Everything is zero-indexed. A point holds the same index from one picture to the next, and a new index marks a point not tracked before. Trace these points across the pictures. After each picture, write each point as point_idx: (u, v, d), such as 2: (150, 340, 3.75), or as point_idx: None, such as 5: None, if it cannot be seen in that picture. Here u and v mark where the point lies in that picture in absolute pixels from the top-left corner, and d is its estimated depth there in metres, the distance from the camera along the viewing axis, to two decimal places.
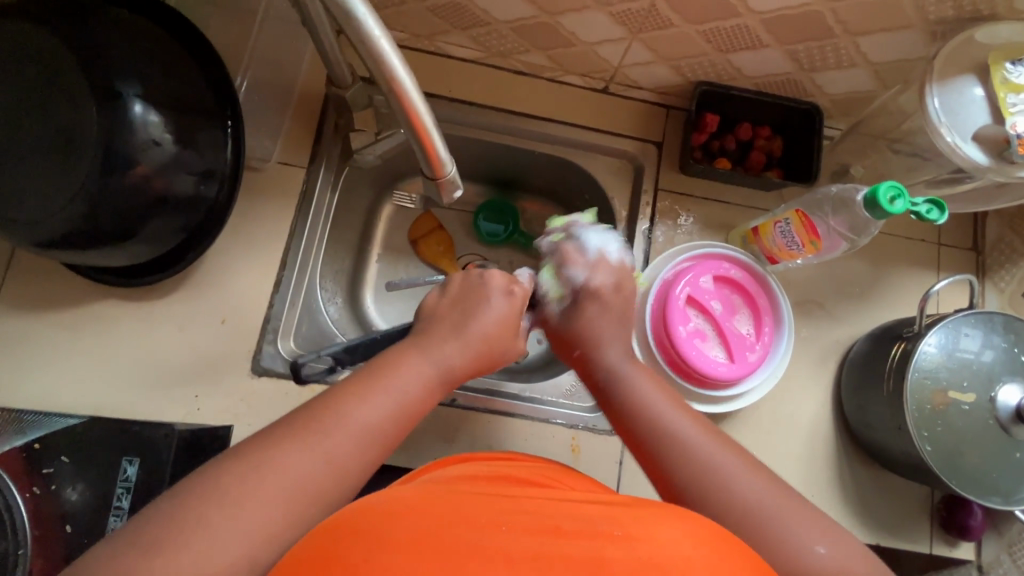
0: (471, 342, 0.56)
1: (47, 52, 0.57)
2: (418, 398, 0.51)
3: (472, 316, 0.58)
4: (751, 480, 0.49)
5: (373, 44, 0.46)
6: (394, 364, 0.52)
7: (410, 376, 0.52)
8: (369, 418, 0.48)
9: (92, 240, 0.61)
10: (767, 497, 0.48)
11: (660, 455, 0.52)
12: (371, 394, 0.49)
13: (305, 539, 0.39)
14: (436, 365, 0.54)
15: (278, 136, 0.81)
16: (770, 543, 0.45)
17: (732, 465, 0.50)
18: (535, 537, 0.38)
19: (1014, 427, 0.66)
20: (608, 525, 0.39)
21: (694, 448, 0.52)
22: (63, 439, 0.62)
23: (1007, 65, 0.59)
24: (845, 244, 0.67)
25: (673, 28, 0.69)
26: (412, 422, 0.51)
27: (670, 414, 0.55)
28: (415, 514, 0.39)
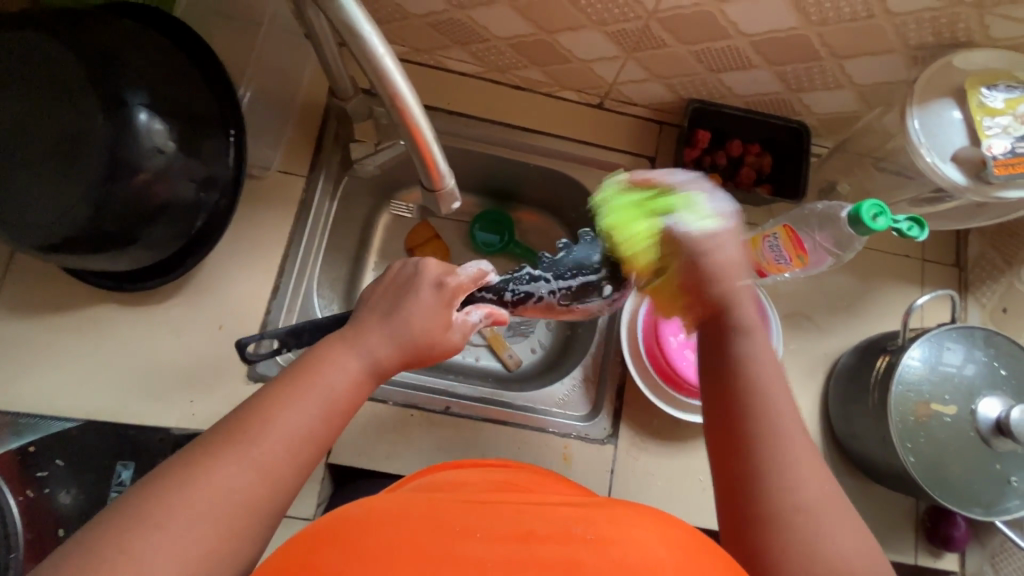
0: (399, 335, 0.53)
1: (54, 59, 0.58)
2: (348, 395, 0.50)
3: (401, 310, 0.54)
4: (824, 483, 0.46)
5: (378, 62, 0.47)
6: (322, 359, 0.50)
7: (335, 373, 0.50)
8: (297, 415, 0.46)
9: (92, 245, 0.62)
10: (823, 508, 0.45)
11: (745, 422, 0.49)
12: (308, 393, 0.48)
13: (289, 544, 0.40)
14: (363, 363, 0.52)
15: (279, 144, 0.82)
16: (817, 548, 0.43)
17: (800, 471, 0.46)
18: (506, 544, 0.38)
19: (994, 439, 0.68)
20: (581, 529, 0.40)
21: (784, 430, 0.48)
22: (59, 442, 0.63)
23: (982, 90, 0.61)
24: (830, 260, 0.70)
25: (666, 48, 0.72)
26: (345, 416, 0.50)
27: (770, 385, 0.50)
28: (390, 520, 0.40)
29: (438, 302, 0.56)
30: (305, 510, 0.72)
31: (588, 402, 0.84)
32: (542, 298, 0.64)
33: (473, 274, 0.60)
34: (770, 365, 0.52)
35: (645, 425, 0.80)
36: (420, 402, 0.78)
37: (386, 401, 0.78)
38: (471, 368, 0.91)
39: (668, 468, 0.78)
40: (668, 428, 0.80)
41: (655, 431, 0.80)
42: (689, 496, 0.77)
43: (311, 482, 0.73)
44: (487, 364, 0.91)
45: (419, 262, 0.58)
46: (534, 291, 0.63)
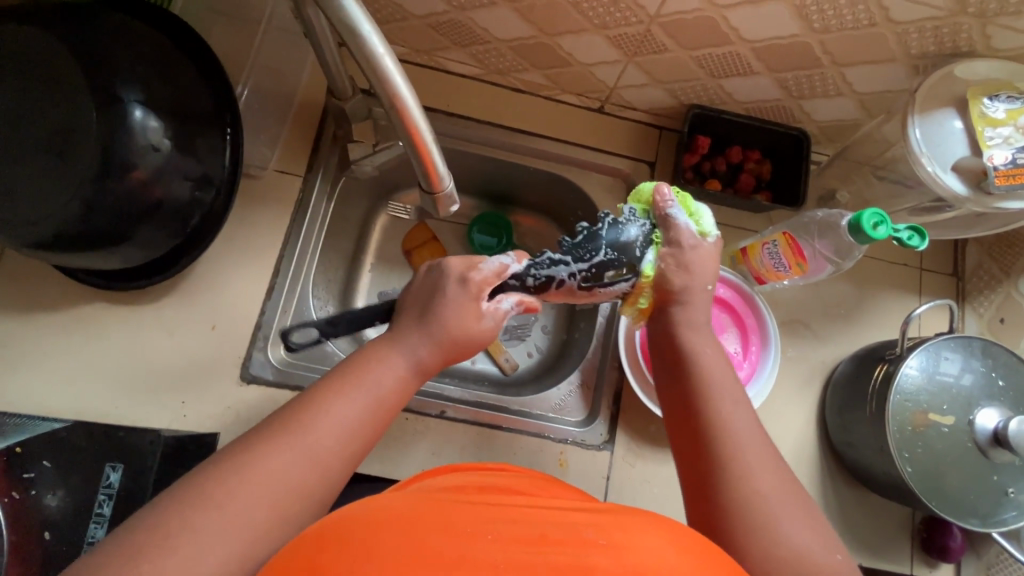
0: (437, 336, 0.53)
1: (48, 52, 0.57)
2: (392, 395, 0.51)
3: (438, 312, 0.53)
4: (774, 474, 0.49)
5: (377, 61, 0.47)
6: (371, 359, 0.51)
7: (384, 373, 0.50)
8: (351, 410, 0.48)
9: (85, 243, 0.61)
10: (764, 473, 0.48)
11: (701, 423, 0.52)
12: (355, 387, 0.49)
13: (291, 545, 0.39)
14: (407, 361, 0.52)
15: (276, 144, 0.81)
16: (771, 533, 0.45)
17: (742, 443, 0.50)
18: (519, 548, 0.38)
19: (992, 450, 0.67)
20: (594, 534, 0.39)
21: (727, 411, 0.52)
22: (46, 443, 0.61)
23: (984, 100, 0.61)
24: (830, 268, 0.68)
25: (667, 53, 0.71)
26: (388, 414, 0.50)
27: (725, 386, 0.54)
28: (398, 523, 0.39)
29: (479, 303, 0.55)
30: None
31: (584, 408, 0.83)
32: (563, 282, 0.57)
33: (495, 269, 0.56)
34: (721, 367, 0.56)
35: (642, 432, 0.79)
36: (414, 406, 0.77)
37: None
38: (467, 371, 0.90)
39: (664, 475, 0.78)
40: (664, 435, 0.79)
41: (651, 438, 0.79)
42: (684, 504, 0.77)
43: None
44: (482, 368, 0.91)
45: (439, 262, 0.56)
46: (551, 276, 0.57)
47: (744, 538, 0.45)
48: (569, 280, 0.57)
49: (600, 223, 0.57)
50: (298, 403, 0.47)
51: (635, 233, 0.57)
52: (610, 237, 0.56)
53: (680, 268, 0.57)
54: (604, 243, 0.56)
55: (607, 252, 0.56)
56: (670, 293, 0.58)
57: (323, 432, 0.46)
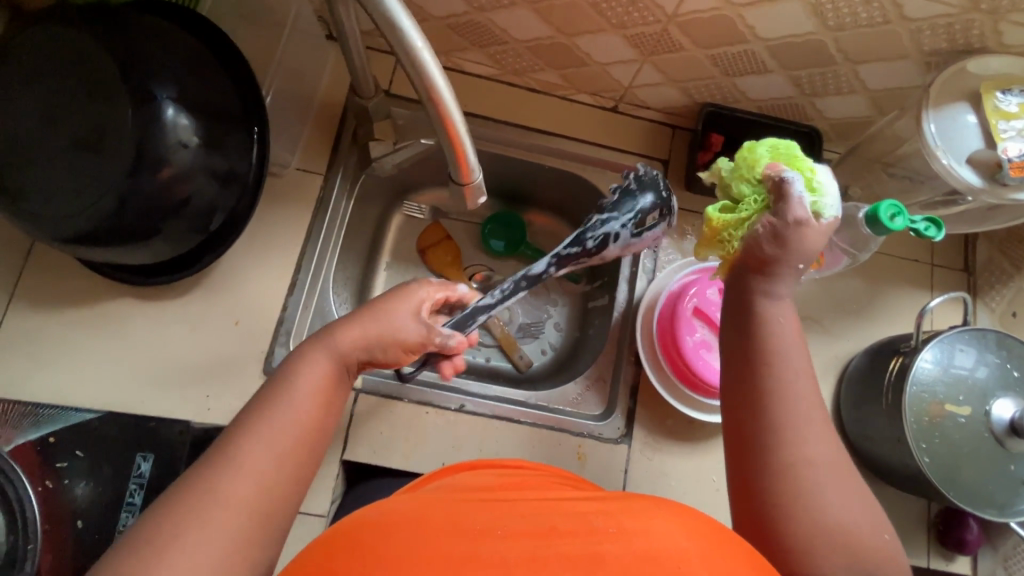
0: (369, 331, 0.53)
1: (85, 51, 0.59)
2: (320, 396, 0.50)
3: (364, 318, 0.54)
4: (829, 447, 0.48)
5: (415, 54, 0.48)
6: (294, 367, 0.50)
7: (307, 379, 0.50)
8: (280, 417, 0.47)
9: (115, 237, 0.62)
10: (826, 463, 0.48)
11: (764, 385, 0.50)
12: (278, 400, 0.48)
13: (301, 555, 0.40)
14: (334, 362, 0.51)
15: (297, 143, 0.83)
16: (822, 509, 0.46)
17: (807, 430, 0.48)
18: (527, 541, 0.39)
19: (1008, 440, 0.68)
20: (603, 522, 0.40)
21: (796, 393, 0.49)
22: (77, 435, 0.63)
23: (997, 94, 0.62)
24: (847, 260, 0.70)
25: (683, 52, 0.73)
26: (320, 414, 0.49)
27: (790, 349, 0.51)
28: (410, 523, 0.40)
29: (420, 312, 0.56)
30: (320, 507, 0.72)
31: (602, 402, 0.84)
32: (617, 236, 0.68)
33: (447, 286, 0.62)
34: (796, 335, 0.52)
35: (659, 426, 0.80)
36: (434, 399, 0.79)
37: (401, 398, 0.78)
38: (483, 368, 0.91)
39: (681, 468, 0.79)
40: (681, 429, 0.80)
41: (668, 432, 0.80)
42: (702, 497, 0.78)
43: (325, 479, 0.73)
44: (498, 365, 0.92)
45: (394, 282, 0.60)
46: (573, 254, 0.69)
47: (800, 527, 0.46)
48: (609, 239, 0.68)
49: (627, 179, 0.69)
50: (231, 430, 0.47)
51: (649, 199, 0.68)
52: (630, 202, 0.68)
53: (776, 239, 0.51)
54: (629, 206, 0.68)
55: (632, 211, 0.68)
56: (761, 258, 0.52)
57: (255, 449, 0.45)
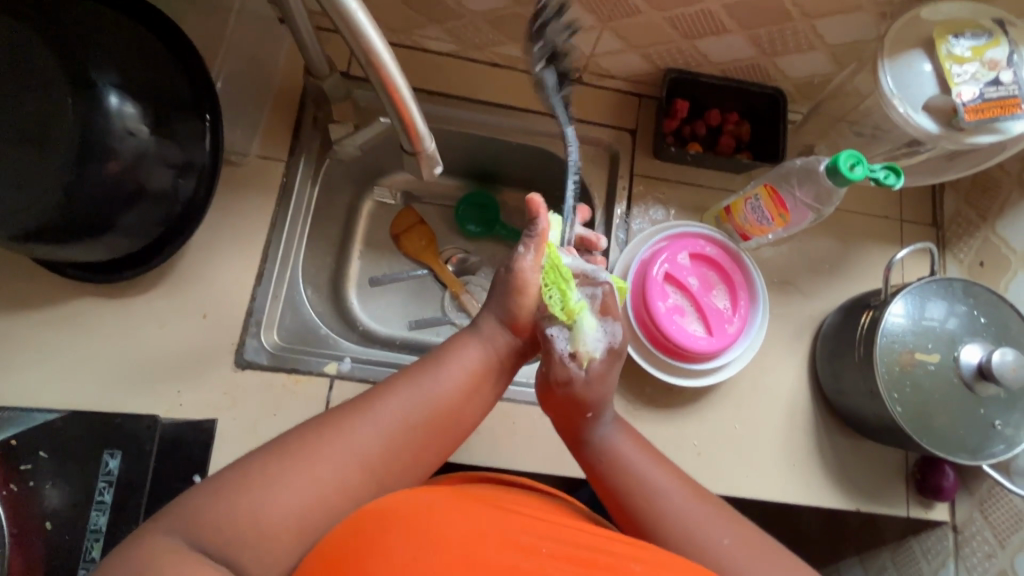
0: (509, 316, 0.57)
1: (16, 38, 0.56)
2: (470, 379, 0.54)
3: (500, 300, 0.57)
4: (710, 522, 0.51)
5: (350, 18, 0.46)
6: (443, 352, 0.55)
7: (458, 361, 0.54)
8: (428, 390, 0.51)
9: (66, 234, 0.61)
10: (750, 549, 0.49)
11: (643, 524, 0.52)
12: (426, 374, 0.52)
13: (349, 520, 0.41)
14: (485, 347, 0.56)
15: (256, 130, 0.81)
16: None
17: (710, 529, 0.50)
18: (573, 566, 0.41)
19: (977, 384, 0.69)
20: (639, 566, 0.42)
21: (672, 501, 0.52)
22: (43, 435, 0.63)
23: (949, 39, 0.62)
24: (812, 216, 0.70)
25: (641, 15, 0.72)
26: (469, 390, 0.54)
27: (644, 464, 0.55)
28: (459, 518, 0.42)
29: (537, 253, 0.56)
30: None
31: None
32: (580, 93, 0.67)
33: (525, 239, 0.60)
34: (643, 452, 0.56)
35: (638, 394, 0.78)
36: None
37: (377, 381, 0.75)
38: None
39: (665, 436, 0.77)
40: (660, 396, 0.79)
41: (647, 399, 0.78)
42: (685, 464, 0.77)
43: None
44: None
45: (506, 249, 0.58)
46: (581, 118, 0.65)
47: None
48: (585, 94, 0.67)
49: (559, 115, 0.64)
50: (377, 389, 0.51)
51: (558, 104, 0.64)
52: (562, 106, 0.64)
53: (598, 370, 0.58)
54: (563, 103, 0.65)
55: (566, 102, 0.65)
56: (585, 403, 0.58)
57: (394, 409, 0.49)
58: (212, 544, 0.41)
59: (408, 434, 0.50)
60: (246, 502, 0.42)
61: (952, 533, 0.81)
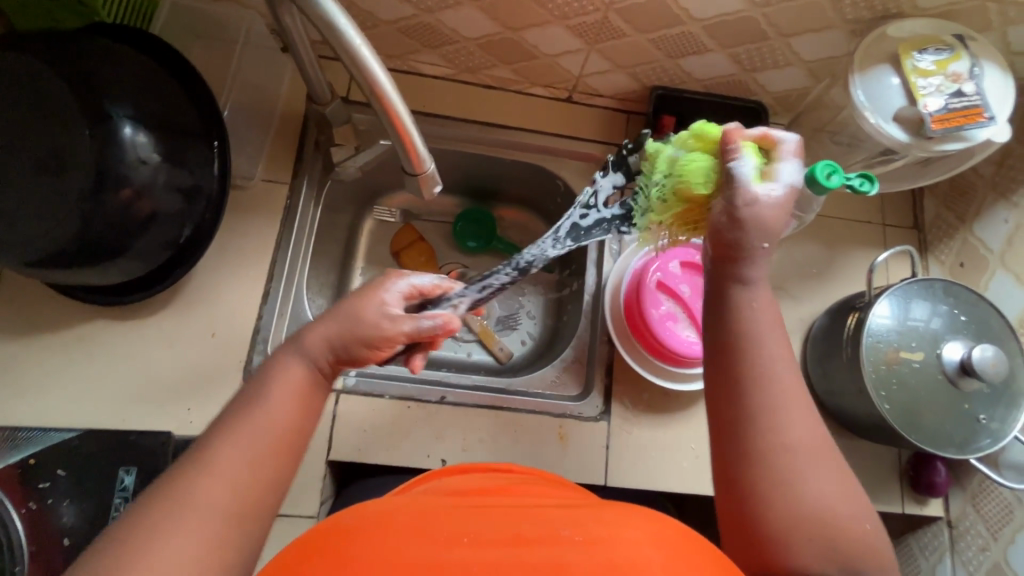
0: (341, 326, 0.52)
1: (33, 74, 0.59)
2: (291, 401, 0.50)
3: (332, 317, 0.53)
4: (801, 413, 0.50)
5: (355, 52, 0.50)
6: (268, 370, 0.52)
7: (278, 379, 0.51)
8: (256, 419, 0.48)
9: (83, 259, 0.63)
10: (817, 455, 0.49)
11: (745, 373, 0.51)
12: (259, 404, 0.49)
13: (292, 550, 0.42)
14: (310, 366, 0.52)
15: (261, 154, 0.84)
16: (800, 499, 0.47)
17: (795, 416, 0.49)
18: (496, 548, 0.40)
19: (961, 380, 0.71)
20: (570, 531, 0.41)
21: (778, 377, 0.51)
22: (59, 453, 0.64)
23: (914, 54, 0.66)
24: (795, 223, 0.73)
25: (625, 37, 0.76)
26: (299, 412, 0.50)
27: (773, 350, 0.52)
28: (382, 529, 0.42)
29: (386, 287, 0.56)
30: (309, 508, 0.73)
31: (578, 383, 0.86)
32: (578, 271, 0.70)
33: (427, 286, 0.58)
34: (775, 325, 0.53)
35: (636, 400, 0.82)
36: (415, 394, 0.79)
37: (382, 395, 0.79)
38: (465, 362, 0.94)
39: (661, 439, 0.81)
40: (657, 401, 0.82)
41: (646, 404, 0.82)
42: (682, 467, 0.80)
43: (312, 482, 0.74)
44: (478, 358, 0.95)
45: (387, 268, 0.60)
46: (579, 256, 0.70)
47: (785, 519, 0.47)
48: None
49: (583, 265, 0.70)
50: (219, 424, 0.48)
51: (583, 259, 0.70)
52: None
53: (732, 221, 0.52)
54: None
55: None
56: (728, 248, 0.53)
57: (228, 450, 0.46)
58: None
59: (255, 467, 0.46)
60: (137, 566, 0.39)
61: (947, 528, 0.83)
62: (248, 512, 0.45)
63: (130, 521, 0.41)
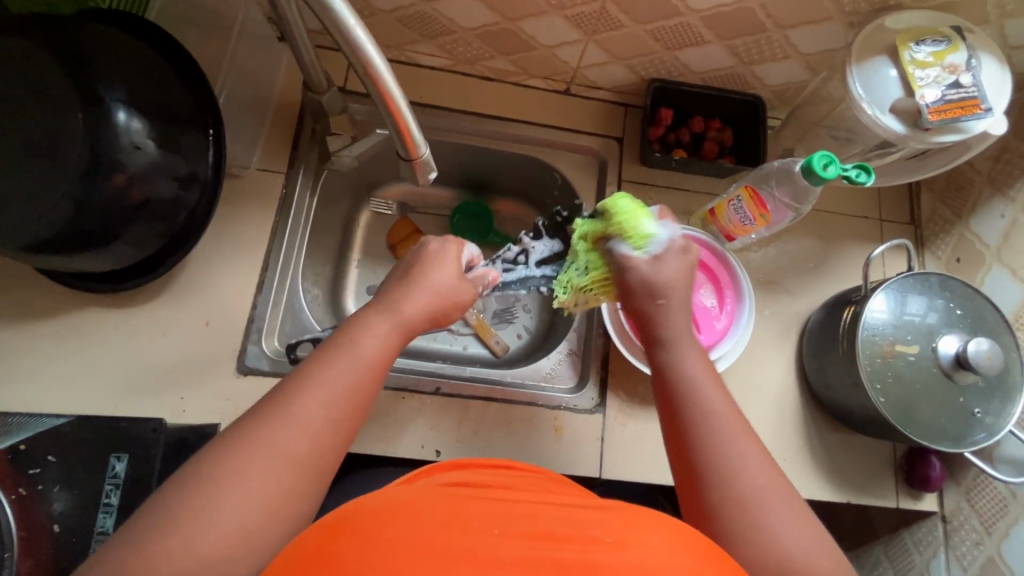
0: (427, 293, 0.59)
1: (26, 58, 0.59)
2: (378, 355, 0.54)
3: (410, 283, 0.59)
4: (751, 463, 0.50)
5: (350, 33, 0.49)
6: (354, 327, 0.55)
7: (368, 336, 0.54)
8: (342, 374, 0.51)
9: (75, 245, 0.63)
10: (773, 504, 0.48)
11: (689, 430, 0.54)
12: (341, 356, 0.52)
13: (309, 529, 0.41)
14: (394, 323, 0.56)
15: (257, 143, 0.84)
16: (757, 545, 0.46)
17: (742, 467, 0.50)
18: (528, 543, 0.40)
19: (956, 373, 0.71)
20: (600, 532, 0.41)
21: (721, 431, 0.52)
22: (50, 440, 0.62)
23: (912, 45, 0.66)
24: (791, 215, 0.73)
25: (623, 29, 0.76)
26: (378, 374, 0.53)
27: (710, 397, 0.55)
28: (408, 514, 0.41)
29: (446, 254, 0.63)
30: None
31: (575, 375, 0.86)
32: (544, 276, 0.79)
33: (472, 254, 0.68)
34: (710, 380, 0.56)
35: (631, 393, 0.82)
36: (410, 385, 0.79)
37: None
38: (460, 355, 0.94)
39: (656, 432, 0.80)
40: (652, 394, 0.82)
41: (641, 397, 0.82)
42: None
43: None
44: (474, 352, 0.95)
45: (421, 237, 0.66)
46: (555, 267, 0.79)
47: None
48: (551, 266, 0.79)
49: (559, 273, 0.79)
50: (286, 381, 0.50)
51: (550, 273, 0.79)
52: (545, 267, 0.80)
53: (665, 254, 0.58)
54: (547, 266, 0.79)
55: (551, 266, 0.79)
56: (642, 307, 0.59)
57: (308, 404, 0.48)
58: (204, 549, 0.40)
59: (329, 421, 0.49)
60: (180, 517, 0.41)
61: (941, 523, 0.83)
62: (302, 484, 0.46)
63: (184, 476, 0.43)
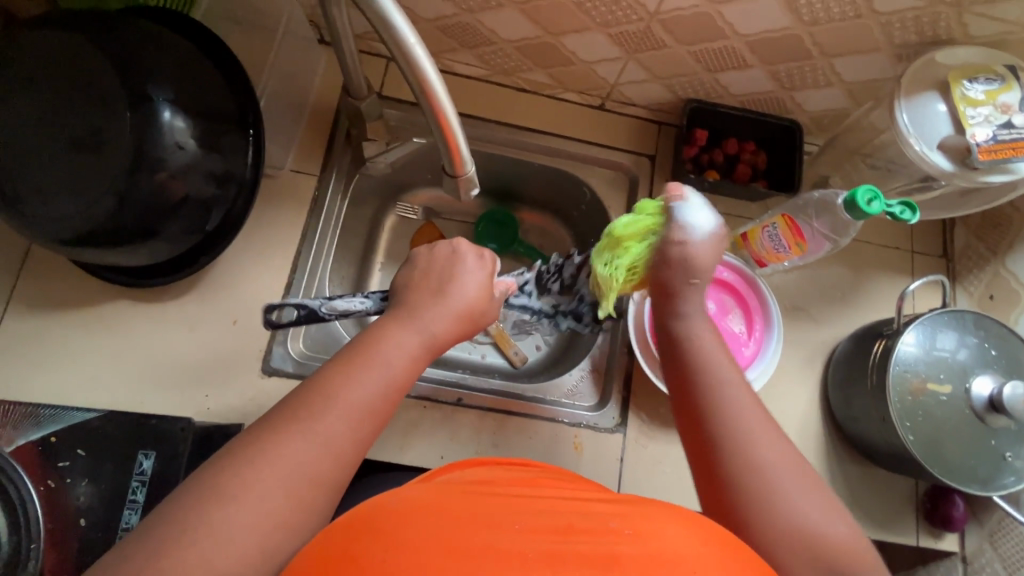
0: (457, 310, 0.58)
1: (80, 53, 0.59)
2: (407, 369, 0.53)
3: (440, 300, 0.58)
4: (763, 428, 0.51)
5: (408, 48, 0.49)
6: (378, 341, 0.53)
7: (397, 351, 0.53)
8: (366, 388, 0.49)
9: (112, 238, 0.63)
10: (786, 466, 0.49)
11: (704, 399, 0.53)
12: (370, 368, 0.51)
13: (330, 530, 0.41)
14: (420, 334, 0.55)
15: (292, 144, 0.84)
16: (774, 507, 0.47)
17: (759, 430, 0.50)
18: (546, 537, 0.39)
19: (988, 416, 0.71)
20: (618, 524, 0.41)
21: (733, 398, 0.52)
22: (82, 433, 0.63)
23: (964, 82, 0.65)
24: (829, 245, 0.72)
25: (665, 48, 0.76)
26: (398, 396, 0.52)
27: (717, 361, 0.55)
28: (428, 513, 0.41)
29: (479, 270, 0.62)
30: None
31: (596, 393, 0.85)
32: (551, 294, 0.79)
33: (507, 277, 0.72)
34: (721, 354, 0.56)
35: (653, 414, 0.81)
36: (432, 395, 0.79)
37: None
38: (479, 365, 0.94)
39: (675, 455, 0.80)
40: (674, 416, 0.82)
41: (662, 419, 0.81)
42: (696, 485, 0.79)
43: None
44: (493, 362, 0.94)
45: (453, 239, 0.64)
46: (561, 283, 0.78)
47: (767, 536, 0.46)
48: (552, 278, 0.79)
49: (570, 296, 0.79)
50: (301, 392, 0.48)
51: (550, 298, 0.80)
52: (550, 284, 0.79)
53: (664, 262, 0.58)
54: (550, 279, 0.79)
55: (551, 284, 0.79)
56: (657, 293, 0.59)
57: (329, 420, 0.47)
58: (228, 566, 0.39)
59: (350, 431, 0.47)
60: (202, 540, 0.39)
61: (961, 563, 0.82)
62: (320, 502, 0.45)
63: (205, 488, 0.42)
